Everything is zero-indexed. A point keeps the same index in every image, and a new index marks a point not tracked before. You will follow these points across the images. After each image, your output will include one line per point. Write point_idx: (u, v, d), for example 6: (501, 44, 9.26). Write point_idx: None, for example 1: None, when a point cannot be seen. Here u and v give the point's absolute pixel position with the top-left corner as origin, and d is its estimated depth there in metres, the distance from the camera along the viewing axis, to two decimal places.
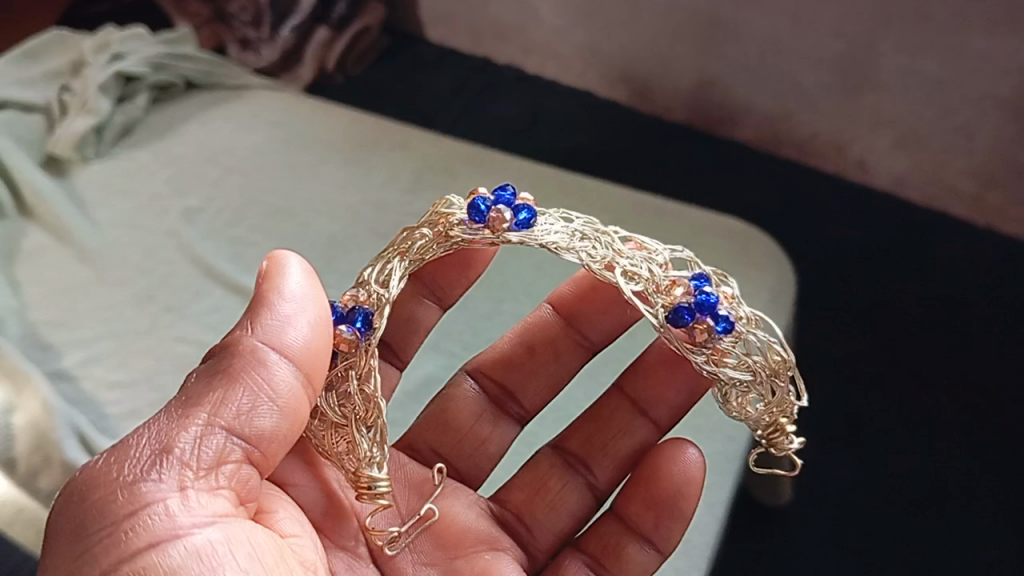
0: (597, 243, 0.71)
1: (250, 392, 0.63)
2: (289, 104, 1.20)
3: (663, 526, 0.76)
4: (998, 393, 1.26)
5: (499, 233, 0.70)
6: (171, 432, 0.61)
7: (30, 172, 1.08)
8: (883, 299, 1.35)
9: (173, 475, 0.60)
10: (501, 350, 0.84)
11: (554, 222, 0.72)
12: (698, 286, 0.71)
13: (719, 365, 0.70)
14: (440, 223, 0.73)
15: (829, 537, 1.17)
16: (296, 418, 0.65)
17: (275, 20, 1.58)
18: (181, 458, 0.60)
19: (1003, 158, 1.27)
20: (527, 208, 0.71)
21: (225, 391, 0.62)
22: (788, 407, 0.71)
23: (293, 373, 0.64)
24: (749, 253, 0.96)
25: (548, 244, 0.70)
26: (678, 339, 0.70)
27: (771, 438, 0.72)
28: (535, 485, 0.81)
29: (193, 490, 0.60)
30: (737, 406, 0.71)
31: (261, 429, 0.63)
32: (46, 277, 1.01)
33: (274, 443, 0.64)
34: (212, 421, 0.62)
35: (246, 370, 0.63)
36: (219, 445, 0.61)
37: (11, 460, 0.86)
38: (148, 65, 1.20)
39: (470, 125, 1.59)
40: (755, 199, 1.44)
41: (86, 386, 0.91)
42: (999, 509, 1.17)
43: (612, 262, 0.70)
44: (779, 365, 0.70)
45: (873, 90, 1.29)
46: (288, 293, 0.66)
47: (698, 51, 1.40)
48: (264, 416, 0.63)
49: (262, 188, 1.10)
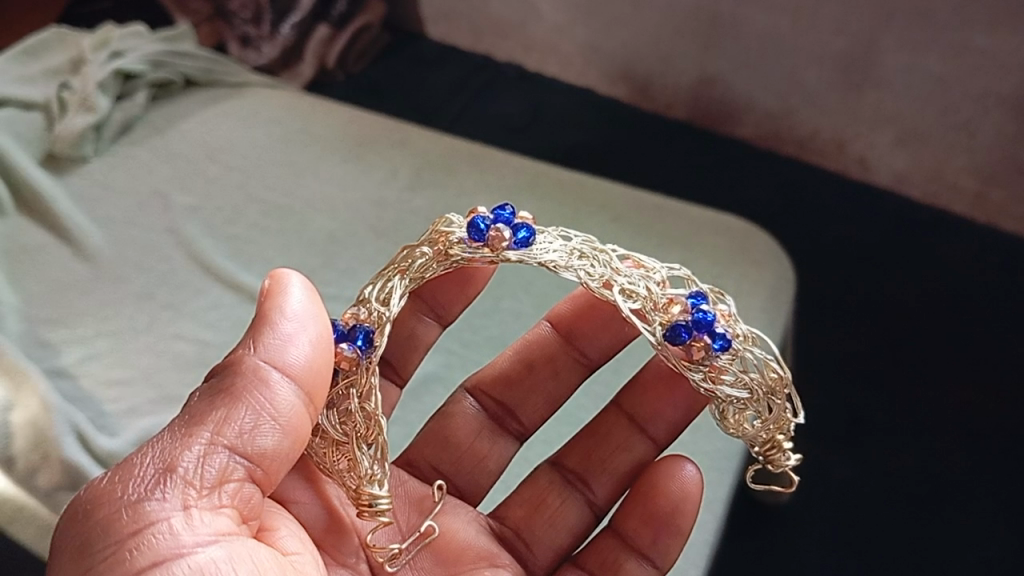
0: (595, 261, 0.71)
1: (252, 410, 0.63)
2: (288, 101, 1.20)
3: (661, 542, 0.76)
4: (998, 390, 1.26)
5: (499, 252, 0.70)
6: (175, 450, 0.61)
7: (31, 172, 1.08)
8: (884, 297, 1.35)
9: (177, 494, 0.60)
10: (500, 367, 0.84)
11: (553, 240, 0.73)
12: (695, 304, 0.71)
13: (716, 382, 0.70)
14: (440, 242, 0.73)
15: (830, 537, 1.17)
16: (297, 436, 0.65)
17: (275, 18, 1.58)
18: (185, 476, 0.60)
19: (1004, 156, 1.27)
20: (526, 226, 0.71)
21: (227, 410, 0.63)
22: (785, 424, 0.71)
23: (294, 392, 0.65)
24: (749, 252, 0.96)
25: (547, 263, 0.71)
26: (676, 356, 0.71)
27: (768, 454, 0.71)
28: (533, 501, 0.81)
29: (197, 509, 0.60)
30: (734, 423, 0.71)
31: (263, 447, 0.63)
32: (44, 275, 1.01)
33: (276, 461, 0.65)
34: (215, 440, 0.62)
35: (248, 389, 0.63)
36: (223, 464, 0.62)
37: (10, 458, 0.86)
38: (147, 63, 1.20)
39: (470, 123, 1.59)
40: (755, 198, 1.44)
41: (85, 384, 0.91)
42: (999, 508, 1.18)
43: (610, 280, 0.71)
44: (776, 383, 0.70)
45: (874, 88, 1.29)
46: (289, 311, 0.66)
47: (698, 48, 1.40)
48: (266, 435, 0.63)
49: (261, 186, 1.10)
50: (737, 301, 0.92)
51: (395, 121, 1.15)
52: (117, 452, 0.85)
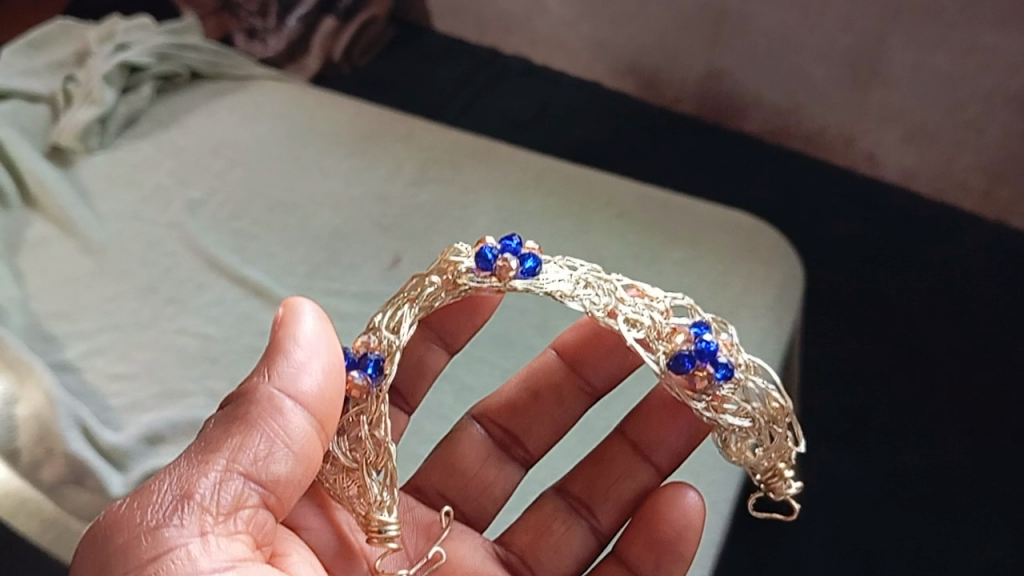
0: (600, 291, 0.71)
1: (266, 437, 0.63)
2: (293, 95, 1.20)
3: (664, 569, 0.76)
4: (1003, 390, 1.25)
5: (505, 281, 0.70)
6: (192, 476, 0.61)
7: (35, 164, 1.08)
8: (891, 295, 1.34)
9: (194, 520, 0.60)
10: (505, 395, 0.84)
11: (559, 270, 0.72)
12: (698, 333, 0.70)
13: (719, 412, 0.70)
14: (448, 271, 0.73)
15: (835, 536, 1.17)
16: (310, 461, 0.65)
17: (281, 10, 1.58)
18: (202, 502, 0.60)
19: (1012, 154, 1.26)
20: (533, 256, 0.71)
21: (242, 437, 0.62)
22: (787, 452, 0.71)
23: (307, 419, 0.64)
24: (756, 247, 0.95)
25: (552, 292, 0.70)
26: (679, 385, 0.70)
27: (770, 482, 0.72)
28: (539, 527, 0.80)
29: (213, 535, 0.60)
30: (736, 451, 0.71)
31: (277, 474, 0.63)
32: (50, 268, 1.01)
33: (290, 487, 0.64)
34: (231, 466, 0.61)
35: (261, 417, 0.63)
36: (238, 490, 0.61)
37: (13, 451, 0.86)
38: (153, 56, 1.19)
39: (476, 118, 1.59)
40: (761, 194, 1.44)
41: (89, 378, 0.91)
42: (1002, 510, 1.17)
43: (615, 309, 0.70)
44: (778, 412, 0.70)
45: (882, 85, 1.28)
46: (302, 339, 0.66)
47: (706, 44, 1.39)
48: (280, 462, 0.63)
49: (264, 181, 1.09)
50: (743, 299, 0.91)
51: (401, 115, 1.14)
52: (121, 446, 0.85)
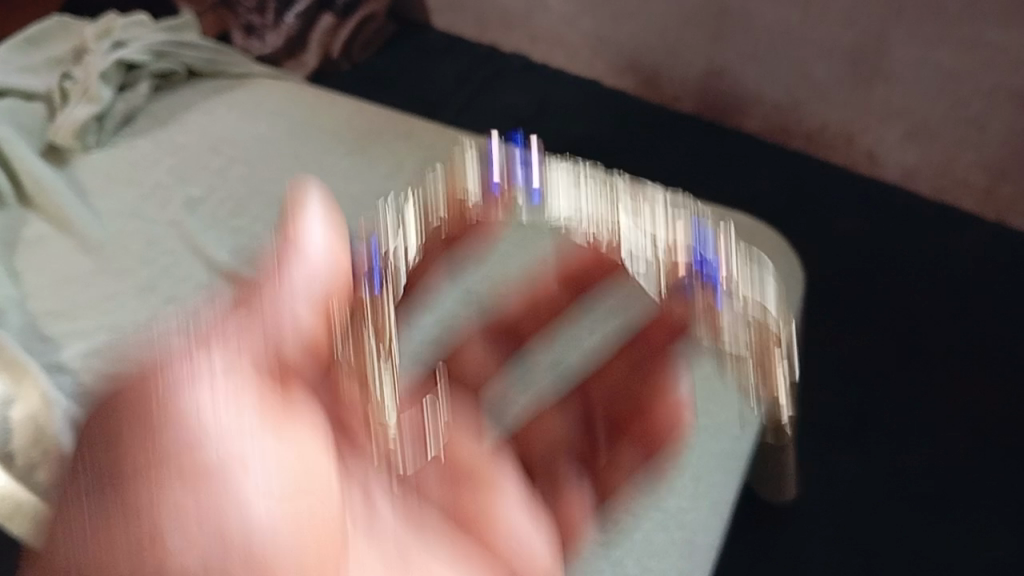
0: (599, 197, 0.80)
1: (267, 314, 0.52)
2: (293, 92, 1.19)
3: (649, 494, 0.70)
4: (1006, 391, 1.24)
5: (511, 201, 0.81)
6: (208, 332, 0.51)
7: (33, 162, 1.07)
8: (891, 293, 1.34)
9: (216, 363, 0.50)
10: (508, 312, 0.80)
11: (564, 192, 0.81)
12: (697, 247, 0.73)
13: (717, 326, 0.71)
14: (455, 189, 0.81)
15: (834, 535, 1.15)
16: (325, 328, 0.54)
17: (280, 7, 1.58)
18: (212, 360, 0.50)
19: (1015, 151, 1.25)
20: (539, 186, 0.80)
21: (254, 303, 0.52)
22: (773, 342, 0.74)
23: (323, 278, 0.54)
24: (760, 246, 0.94)
25: (558, 219, 0.80)
26: (677, 304, 0.71)
27: (759, 367, 0.75)
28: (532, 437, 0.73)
29: (230, 383, 0.49)
30: (732, 349, 0.74)
31: (289, 334, 0.52)
32: (47, 267, 1.00)
33: (301, 345, 0.52)
34: (245, 328, 0.51)
35: (271, 280, 0.53)
36: (255, 352, 0.51)
37: (9, 453, 0.85)
38: (150, 54, 1.20)
39: (478, 114, 1.57)
40: (762, 192, 1.43)
41: (86, 378, 0.90)
42: (1004, 510, 1.16)
43: (607, 225, 0.78)
44: (764, 325, 0.74)
45: (884, 81, 1.28)
46: (311, 235, 0.54)
47: (707, 39, 1.39)
48: (291, 321, 0.52)
49: (263, 180, 1.08)
50: None
51: (401, 114, 1.14)
52: None
